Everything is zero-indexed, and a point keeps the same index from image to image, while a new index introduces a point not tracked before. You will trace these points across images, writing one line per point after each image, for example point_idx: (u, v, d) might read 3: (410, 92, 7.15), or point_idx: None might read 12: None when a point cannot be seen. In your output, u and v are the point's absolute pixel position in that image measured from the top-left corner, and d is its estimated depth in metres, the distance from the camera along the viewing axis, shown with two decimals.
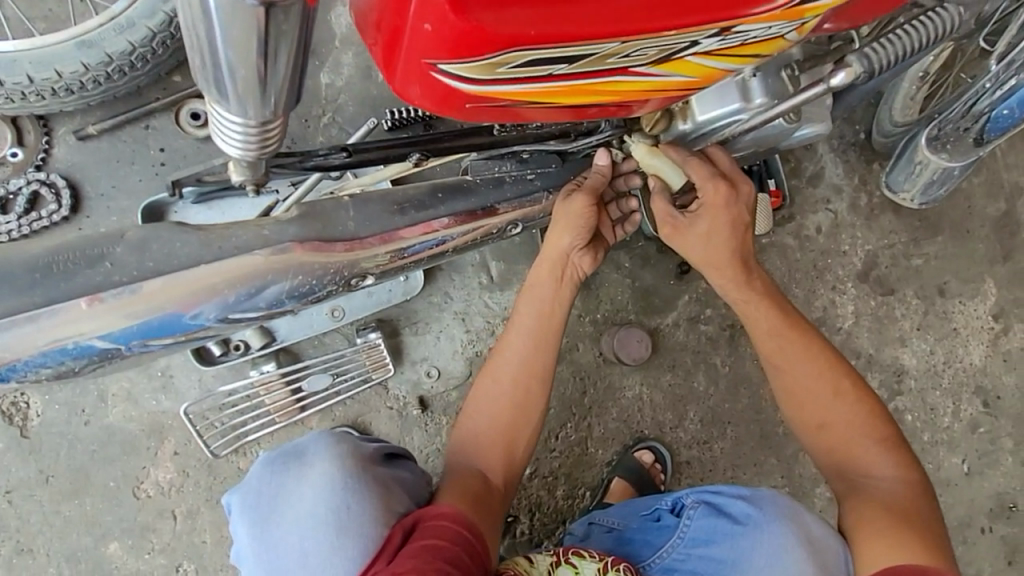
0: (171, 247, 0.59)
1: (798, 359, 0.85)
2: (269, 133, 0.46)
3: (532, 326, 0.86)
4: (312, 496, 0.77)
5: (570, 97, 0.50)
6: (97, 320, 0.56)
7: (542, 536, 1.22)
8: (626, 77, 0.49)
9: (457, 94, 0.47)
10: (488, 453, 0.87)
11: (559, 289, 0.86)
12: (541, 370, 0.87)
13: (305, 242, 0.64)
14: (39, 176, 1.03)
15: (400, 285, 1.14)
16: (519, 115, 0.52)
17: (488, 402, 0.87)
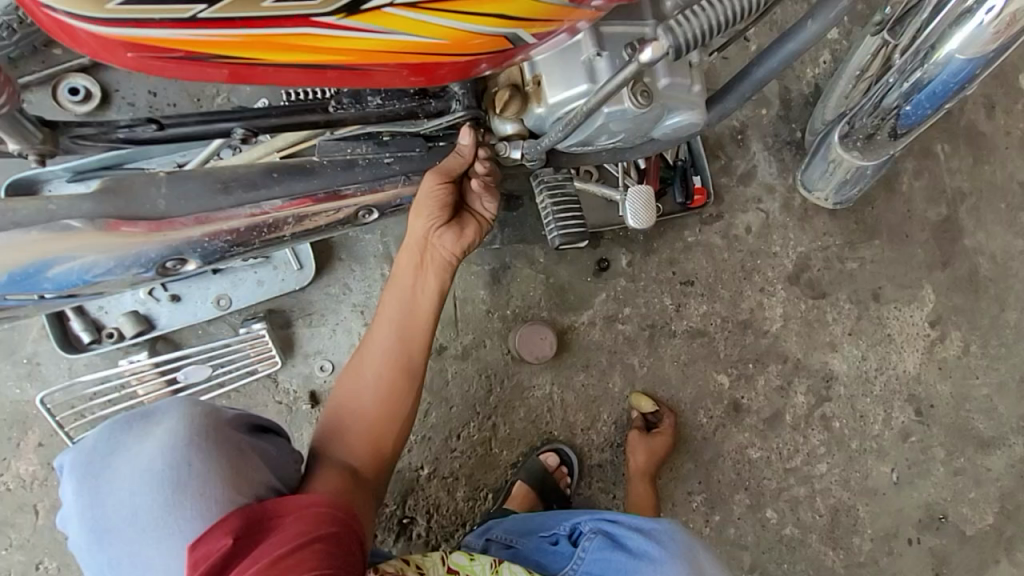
0: None
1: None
2: None
3: (400, 312, 0.80)
4: (154, 462, 0.65)
5: (258, 51, 0.50)
6: None
7: (439, 538, 1.18)
8: (316, 29, 0.49)
9: (114, 43, 0.47)
10: (356, 446, 0.78)
11: (422, 275, 0.81)
12: (415, 356, 0.80)
13: (98, 221, 0.60)
14: None
15: (293, 275, 1.10)
16: (217, 74, 0.51)
17: (357, 389, 0.79)
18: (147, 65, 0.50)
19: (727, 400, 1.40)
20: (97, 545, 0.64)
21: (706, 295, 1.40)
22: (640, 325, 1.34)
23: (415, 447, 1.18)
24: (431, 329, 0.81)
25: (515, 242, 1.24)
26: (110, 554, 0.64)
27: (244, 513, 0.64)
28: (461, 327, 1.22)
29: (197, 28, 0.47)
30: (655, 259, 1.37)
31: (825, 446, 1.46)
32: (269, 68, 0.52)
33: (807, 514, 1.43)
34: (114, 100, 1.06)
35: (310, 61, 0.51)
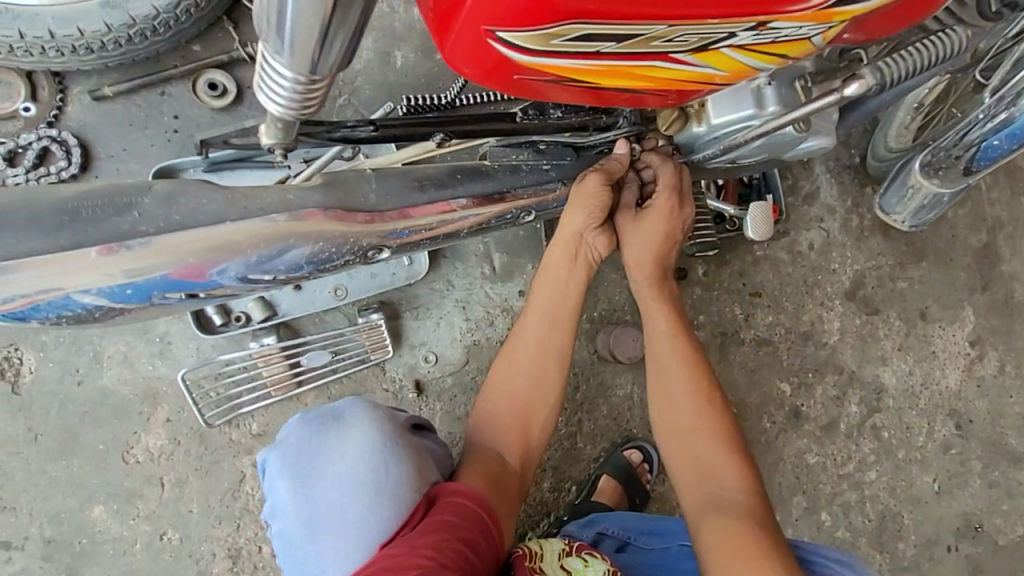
0: (196, 203, 0.60)
1: (682, 406, 0.85)
2: (315, 91, 0.47)
3: (553, 304, 0.88)
4: (364, 460, 0.77)
5: (604, 77, 0.50)
6: (115, 268, 0.57)
7: (527, 527, 1.23)
8: (664, 63, 0.49)
9: (507, 64, 0.47)
10: (508, 437, 0.86)
11: (572, 268, 0.88)
12: (564, 355, 0.88)
13: (328, 211, 0.66)
14: (50, 132, 1.03)
15: (405, 269, 1.16)
16: (554, 90, 0.52)
17: (513, 386, 0.87)
18: (502, 79, 0.50)
19: (788, 407, 1.47)
20: (311, 535, 0.75)
21: (772, 306, 1.49)
22: (713, 332, 1.41)
23: None
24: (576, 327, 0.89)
25: None
26: (322, 545, 0.75)
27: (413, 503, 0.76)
28: None
29: (580, 60, 0.47)
30: (727, 270, 1.45)
31: (874, 454, 1.55)
32: (599, 92, 0.53)
33: (857, 518, 1.51)
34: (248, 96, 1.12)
35: (636, 88, 0.52)
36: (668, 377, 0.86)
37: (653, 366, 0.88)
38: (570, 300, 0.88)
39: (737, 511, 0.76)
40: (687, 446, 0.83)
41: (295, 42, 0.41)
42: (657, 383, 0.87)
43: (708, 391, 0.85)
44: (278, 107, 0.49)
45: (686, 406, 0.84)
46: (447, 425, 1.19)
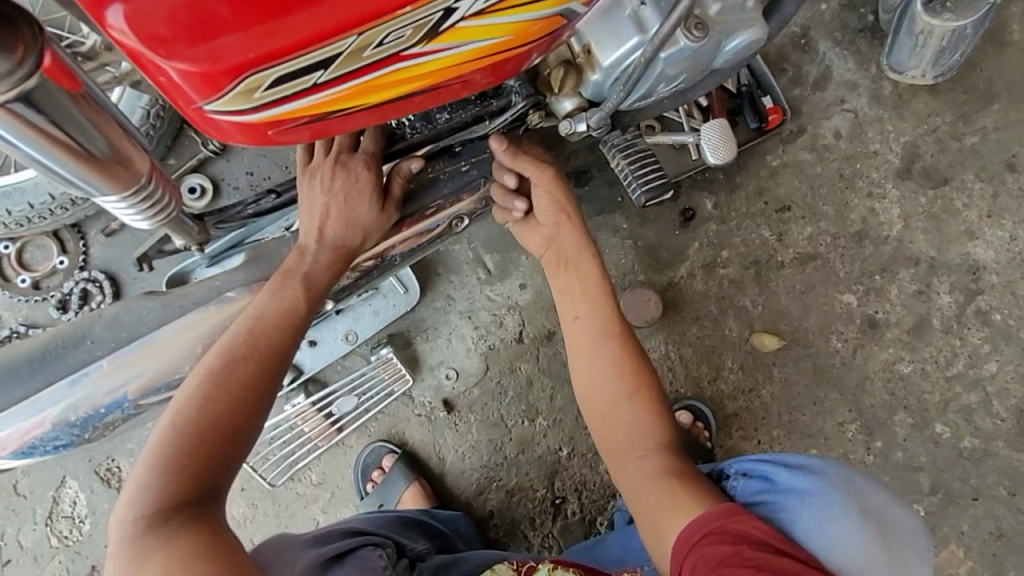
0: (139, 315, 0.68)
1: (607, 375, 0.82)
2: (151, 190, 0.55)
3: (237, 335, 0.67)
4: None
5: (359, 99, 0.52)
6: (84, 391, 0.64)
7: (594, 513, 1.21)
8: (403, 62, 0.51)
9: (250, 127, 0.50)
10: (175, 531, 0.58)
11: (283, 297, 0.70)
12: (226, 399, 0.64)
13: (253, 285, 0.72)
14: (84, 275, 1.19)
15: (402, 298, 1.20)
16: (327, 128, 0.54)
17: (134, 486, 0.60)
18: (270, 140, 0.53)
19: (859, 318, 1.30)
20: None
21: (808, 216, 1.32)
22: (743, 264, 1.29)
23: (549, 432, 1.22)
24: (280, 344, 0.68)
25: (594, 215, 1.26)
26: None
27: None
28: None
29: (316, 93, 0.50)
30: (742, 193, 1.31)
31: (989, 343, 1.31)
32: (372, 112, 0.55)
33: (986, 421, 1.29)
34: (224, 188, 1.22)
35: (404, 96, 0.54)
36: (597, 349, 0.83)
37: (575, 340, 0.85)
38: (271, 340, 0.68)
39: (658, 469, 0.76)
40: (611, 416, 0.82)
41: (86, 177, 0.49)
42: (585, 355, 0.84)
43: (631, 354, 0.83)
44: (148, 222, 0.57)
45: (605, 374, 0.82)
46: (485, 433, 1.21)
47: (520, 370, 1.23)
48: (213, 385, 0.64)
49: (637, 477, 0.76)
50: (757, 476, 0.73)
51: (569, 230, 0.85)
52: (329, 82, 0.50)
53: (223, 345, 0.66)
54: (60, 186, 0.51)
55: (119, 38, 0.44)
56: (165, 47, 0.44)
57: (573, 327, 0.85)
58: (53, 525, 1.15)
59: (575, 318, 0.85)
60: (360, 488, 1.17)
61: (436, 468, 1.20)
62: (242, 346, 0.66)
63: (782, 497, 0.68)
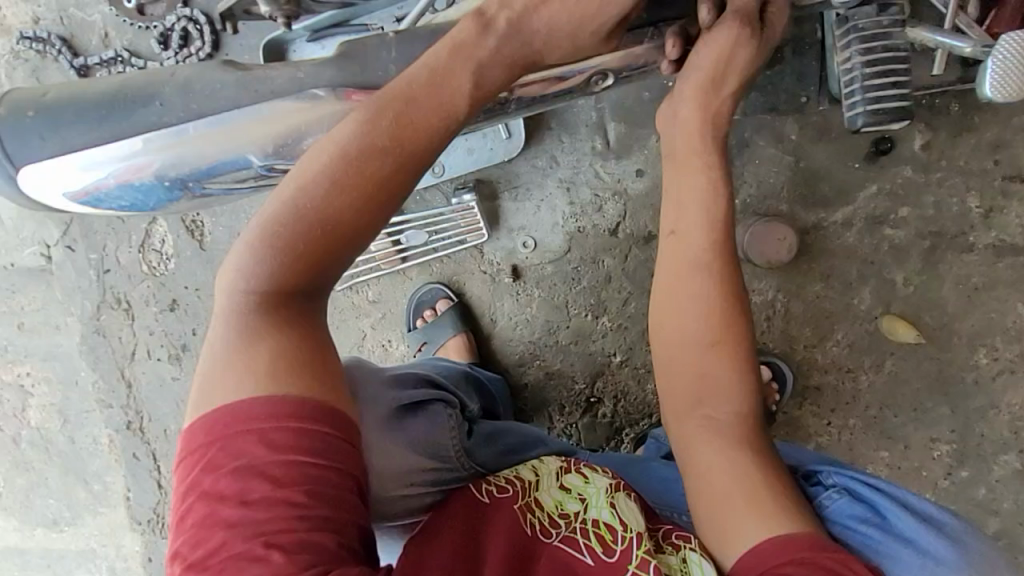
0: (211, 89, 0.58)
1: (701, 328, 0.69)
2: None
3: (380, 127, 0.56)
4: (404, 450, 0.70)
5: None
6: (151, 159, 0.58)
7: (624, 423, 1.17)
8: None
9: None
10: (281, 321, 0.56)
11: (407, 116, 0.57)
12: (352, 191, 0.56)
13: (341, 91, 0.59)
14: (185, 11, 1.07)
15: (502, 144, 1.05)
16: None
17: (243, 256, 0.56)
18: None
19: None
20: None
21: None
22: (919, 232, 1.01)
23: (609, 335, 1.14)
24: (423, 155, 0.58)
25: (761, 112, 0.99)
26: None
27: (220, 436, 0.51)
28: None
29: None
30: (969, 140, 0.98)
31: None
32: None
33: None
34: None
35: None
36: (700, 296, 0.69)
37: (670, 261, 0.71)
38: (413, 144, 0.57)
39: (726, 436, 0.68)
40: (689, 375, 0.70)
41: None
42: (676, 283, 0.70)
43: (734, 297, 0.69)
44: None
45: (700, 325, 0.69)
46: (545, 312, 1.14)
47: (602, 264, 1.11)
48: (344, 173, 0.56)
49: (705, 446, 0.68)
50: (860, 502, 0.67)
51: (694, 137, 0.69)
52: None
53: (365, 130, 0.56)
54: None
55: None
56: None
57: (669, 257, 0.71)
58: (144, 254, 1.25)
59: (671, 232, 0.71)
60: (409, 321, 1.17)
61: (485, 328, 1.17)
62: (382, 142, 0.56)
63: (884, 537, 0.64)
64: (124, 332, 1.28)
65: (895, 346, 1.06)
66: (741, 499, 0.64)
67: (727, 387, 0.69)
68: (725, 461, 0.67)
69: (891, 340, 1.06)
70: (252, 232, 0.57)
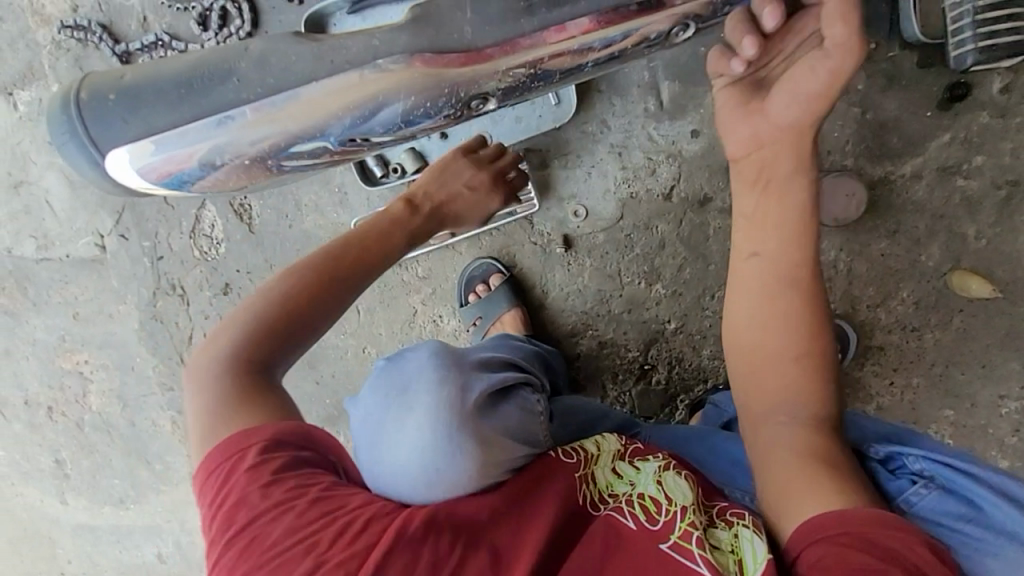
0: (288, 60, 0.57)
1: (790, 334, 0.68)
2: None
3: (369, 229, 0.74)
4: (416, 466, 0.64)
5: None
6: (231, 134, 0.58)
7: (679, 390, 1.16)
8: None
9: None
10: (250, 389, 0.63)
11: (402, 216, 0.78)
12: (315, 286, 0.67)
13: (417, 56, 0.56)
14: None
15: (551, 111, 1.03)
16: None
17: (226, 331, 0.65)
18: None
19: None
20: None
21: None
22: (994, 182, 0.97)
23: (663, 301, 1.13)
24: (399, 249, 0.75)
25: None
26: None
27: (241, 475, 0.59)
28: (733, 175, 1.03)
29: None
30: None
31: None
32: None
33: None
34: None
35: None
36: (776, 269, 0.70)
37: (744, 232, 0.72)
38: (403, 230, 0.76)
39: (802, 415, 0.67)
40: (772, 377, 0.69)
41: None
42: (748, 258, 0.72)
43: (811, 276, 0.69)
44: None
45: (778, 328, 0.69)
46: (597, 281, 1.13)
47: (656, 231, 1.08)
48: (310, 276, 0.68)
49: (773, 423, 0.68)
50: (958, 498, 0.62)
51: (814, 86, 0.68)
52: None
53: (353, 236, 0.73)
54: None
55: None
56: None
57: (742, 267, 0.72)
58: (195, 240, 1.26)
59: (752, 254, 0.71)
60: (460, 296, 1.17)
61: (536, 300, 1.16)
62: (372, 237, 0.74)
63: (982, 535, 0.60)
64: (180, 317, 1.31)
65: (964, 301, 1.03)
66: (805, 475, 0.63)
67: (804, 365, 0.68)
68: (797, 439, 0.66)
69: (960, 296, 1.02)
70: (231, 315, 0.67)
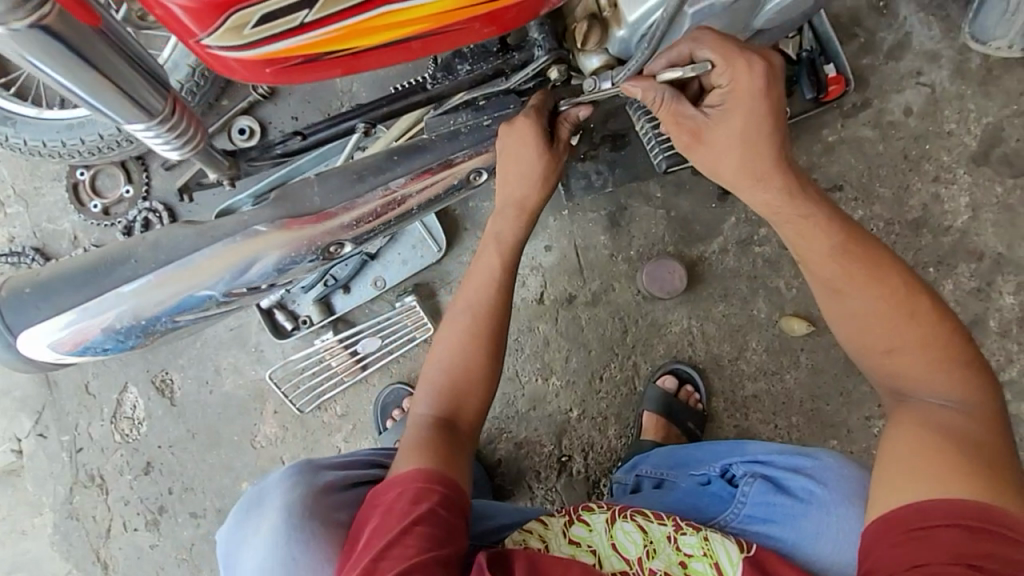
0: (177, 242, 0.73)
1: (910, 326, 0.70)
2: (174, 122, 0.64)
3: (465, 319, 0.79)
4: (261, 564, 0.73)
5: (349, 39, 0.58)
6: (129, 304, 0.71)
7: (599, 474, 1.25)
8: (389, 7, 0.56)
9: (252, 61, 0.57)
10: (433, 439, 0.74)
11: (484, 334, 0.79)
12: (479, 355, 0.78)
13: (278, 222, 0.75)
14: (145, 205, 1.27)
15: (430, 251, 1.23)
16: (332, 71, 0.61)
17: (420, 397, 0.78)
18: (276, 75, 0.60)
19: None
20: None
21: (860, 199, 1.24)
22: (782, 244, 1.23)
23: (561, 392, 1.25)
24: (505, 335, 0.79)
25: (628, 181, 1.22)
26: None
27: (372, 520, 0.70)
28: (588, 274, 1.24)
29: (224, 37, 0.54)
30: None
31: None
32: (257, 61, 0.57)
33: None
34: (271, 130, 1.27)
35: (291, 59, 0.58)
36: (893, 296, 0.71)
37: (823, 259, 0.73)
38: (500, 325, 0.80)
39: (963, 438, 0.66)
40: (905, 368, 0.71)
41: (120, 110, 0.59)
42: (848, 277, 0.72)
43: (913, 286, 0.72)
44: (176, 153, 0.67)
45: (887, 306, 0.71)
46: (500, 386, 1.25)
47: (540, 331, 1.25)
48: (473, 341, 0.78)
49: (903, 445, 0.67)
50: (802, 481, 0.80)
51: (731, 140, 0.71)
52: (225, 26, 0.52)
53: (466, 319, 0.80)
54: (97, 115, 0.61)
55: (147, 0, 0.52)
56: None
57: (802, 249, 0.73)
58: (116, 424, 1.29)
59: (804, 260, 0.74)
60: (379, 424, 1.24)
61: None
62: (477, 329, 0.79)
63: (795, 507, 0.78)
64: (99, 508, 1.29)
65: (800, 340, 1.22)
66: (927, 469, 0.64)
67: (913, 360, 0.71)
68: (930, 456, 0.65)
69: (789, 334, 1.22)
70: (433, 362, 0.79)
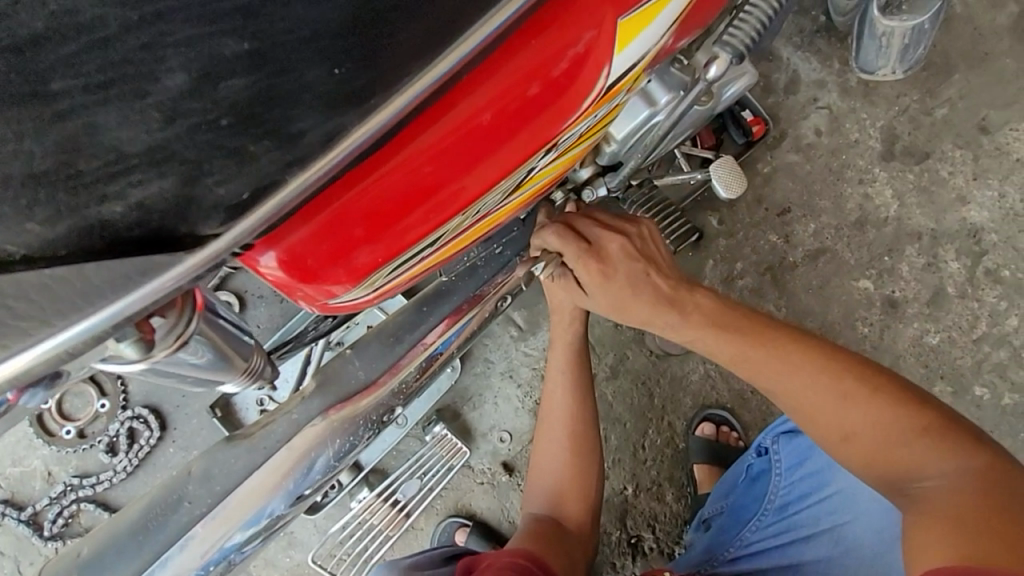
0: (228, 464, 0.68)
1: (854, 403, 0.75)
2: (255, 370, 0.55)
3: (559, 415, 0.98)
4: None
5: (450, 249, 0.54)
6: (196, 551, 0.64)
7: (671, 544, 1.22)
8: (490, 212, 0.53)
9: (363, 302, 0.51)
10: (546, 533, 0.91)
11: (577, 431, 0.98)
12: (579, 449, 0.98)
13: (329, 410, 0.72)
14: (127, 414, 1.17)
15: (445, 376, 1.18)
16: (433, 269, 0.57)
17: (534, 488, 0.98)
18: (381, 297, 0.54)
19: (879, 301, 1.36)
20: None
21: (807, 214, 1.38)
22: (759, 272, 1.35)
23: (611, 473, 1.23)
24: (594, 426, 0.99)
25: None
26: None
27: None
28: (599, 350, 1.27)
29: (354, 293, 0.47)
30: (742, 205, 1.37)
31: (1005, 300, 1.35)
32: (375, 297, 0.51)
33: (1020, 374, 1.33)
34: (249, 299, 1.22)
35: (399, 285, 0.53)
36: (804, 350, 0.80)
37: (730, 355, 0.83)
38: (585, 413, 0.99)
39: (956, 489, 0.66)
40: (869, 440, 0.74)
41: (221, 377, 0.51)
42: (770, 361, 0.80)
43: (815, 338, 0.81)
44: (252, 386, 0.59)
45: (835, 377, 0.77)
46: None
47: None
48: (571, 437, 0.98)
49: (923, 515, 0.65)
50: None
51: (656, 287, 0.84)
52: (355, 289, 0.46)
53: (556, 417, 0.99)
54: (192, 385, 0.51)
55: (270, 274, 0.42)
56: (320, 267, 0.42)
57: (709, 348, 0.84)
58: None
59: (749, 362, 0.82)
60: None
61: (509, 533, 1.20)
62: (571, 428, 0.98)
63: None
64: None
65: None
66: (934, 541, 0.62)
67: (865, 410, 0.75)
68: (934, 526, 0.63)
69: None
70: (536, 459, 0.99)
